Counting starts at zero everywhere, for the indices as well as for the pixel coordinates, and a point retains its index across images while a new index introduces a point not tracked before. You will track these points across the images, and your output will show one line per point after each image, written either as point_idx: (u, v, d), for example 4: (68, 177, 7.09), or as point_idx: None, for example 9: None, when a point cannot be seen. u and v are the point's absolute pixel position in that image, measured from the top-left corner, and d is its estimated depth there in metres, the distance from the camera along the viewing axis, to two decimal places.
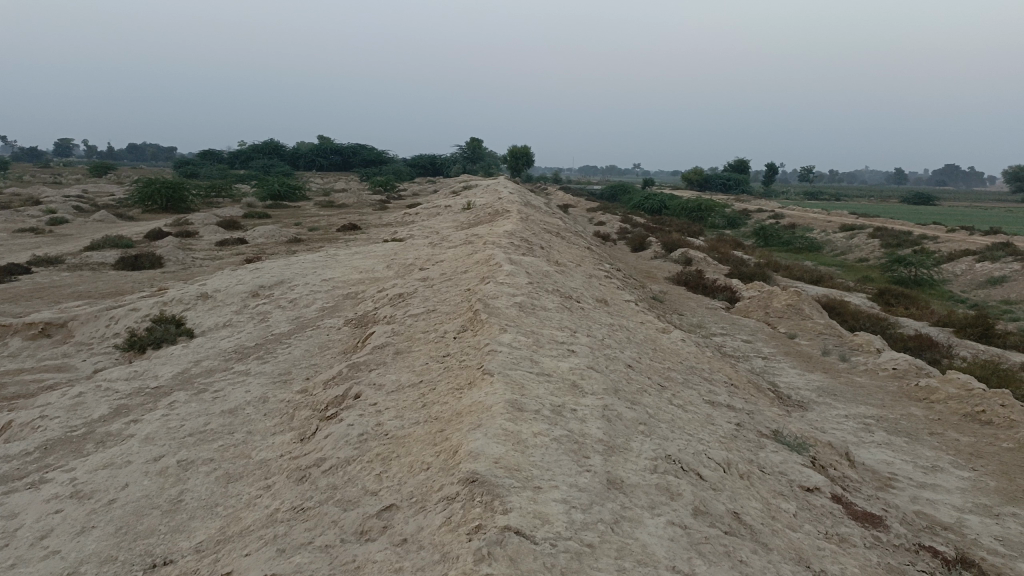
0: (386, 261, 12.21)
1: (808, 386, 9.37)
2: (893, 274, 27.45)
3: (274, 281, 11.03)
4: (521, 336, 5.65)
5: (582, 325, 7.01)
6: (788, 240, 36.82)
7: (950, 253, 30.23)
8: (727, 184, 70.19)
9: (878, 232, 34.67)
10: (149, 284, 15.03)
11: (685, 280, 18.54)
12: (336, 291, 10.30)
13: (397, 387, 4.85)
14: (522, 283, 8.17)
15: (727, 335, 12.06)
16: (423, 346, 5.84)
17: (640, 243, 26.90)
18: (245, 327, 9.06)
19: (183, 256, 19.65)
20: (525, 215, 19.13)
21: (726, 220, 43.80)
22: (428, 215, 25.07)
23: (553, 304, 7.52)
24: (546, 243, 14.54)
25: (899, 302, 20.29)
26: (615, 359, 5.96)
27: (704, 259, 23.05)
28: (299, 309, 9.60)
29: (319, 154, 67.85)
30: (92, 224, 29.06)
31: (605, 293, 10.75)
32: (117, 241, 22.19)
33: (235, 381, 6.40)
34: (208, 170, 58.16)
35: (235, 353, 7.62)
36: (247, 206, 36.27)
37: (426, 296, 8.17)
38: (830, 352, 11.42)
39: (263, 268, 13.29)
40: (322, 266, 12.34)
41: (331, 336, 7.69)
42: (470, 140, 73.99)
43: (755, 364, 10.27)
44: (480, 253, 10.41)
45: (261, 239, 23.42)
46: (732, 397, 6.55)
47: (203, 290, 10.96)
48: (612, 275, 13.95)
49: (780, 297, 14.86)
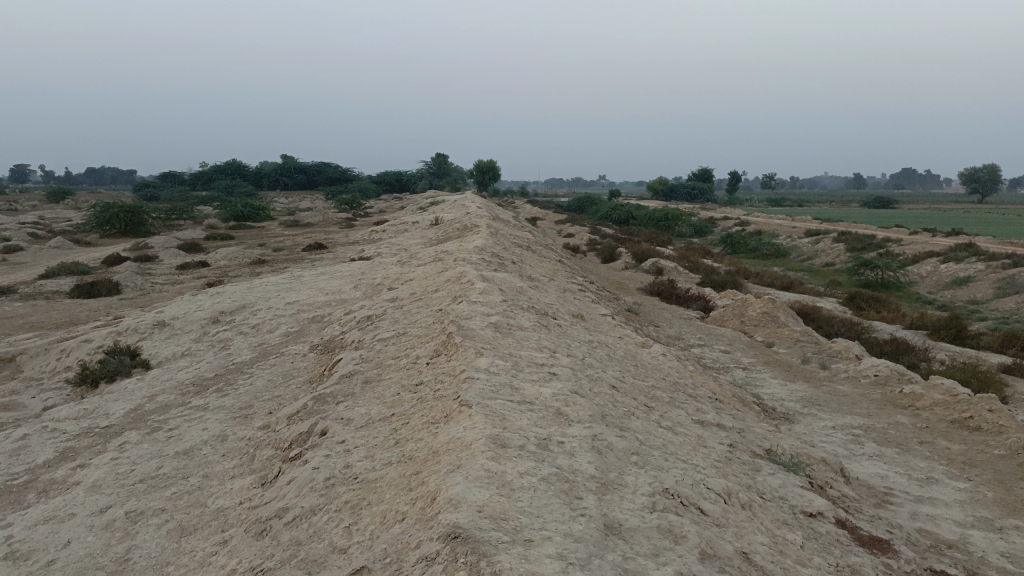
0: (352, 281, 11.80)
1: (792, 397, 9.14)
2: (861, 278, 27.64)
3: (235, 306, 10.54)
4: (498, 360, 5.31)
5: (561, 344, 6.69)
6: (755, 247, 36.99)
7: (915, 255, 30.57)
8: (692, 193, 70.79)
9: (843, 236, 35.00)
10: (106, 312, 14.39)
11: (659, 291, 18.36)
12: (302, 314, 9.86)
13: (366, 421, 4.47)
14: (496, 302, 7.84)
15: (706, 346, 11.84)
16: (393, 374, 5.46)
17: (610, 254, 26.74)
18: (206, 357, 8.58)
19: (142, 282, 18.97)
20: (494, 229, 18.82)
21: (693, 229, 43.94)
22: (396, 232, 24.65)
23: (530, 322, 7.19)
24: (517, 258, 14.25)
25: (869, 305, 20.34)
26: (598, 380, 5.64)
27: (676, 268, 22.94)
28: (262, 335, 9.14)
29: (283, 173, 67.05)
30: (47, 250, 28.15)
31: (581, 308, 10.46)
32: (72, 267, 21.42)
33: (193, 418, 5.95)
34: (169, 192, 57.08)
35: (193, 386, 7.16)
36: (209, 228, 35.54)
37: (396, 318, 7.79)
38: (810, 361, 11.25)
39: (225, 292, 12.77)
40: (286, 288, 11.88)
41: (296, 364, 7.26)
42: (435, 156, 73.72)
43: (737, 375, 10.04)
44: (451, 271, 10.06)
45: (224, 262, 22.80)
46: (720, 415, 6.27)
47: (160, 318, 10.42)
48: (586, 288, 13.70)
49: (755, 305, 14.72)
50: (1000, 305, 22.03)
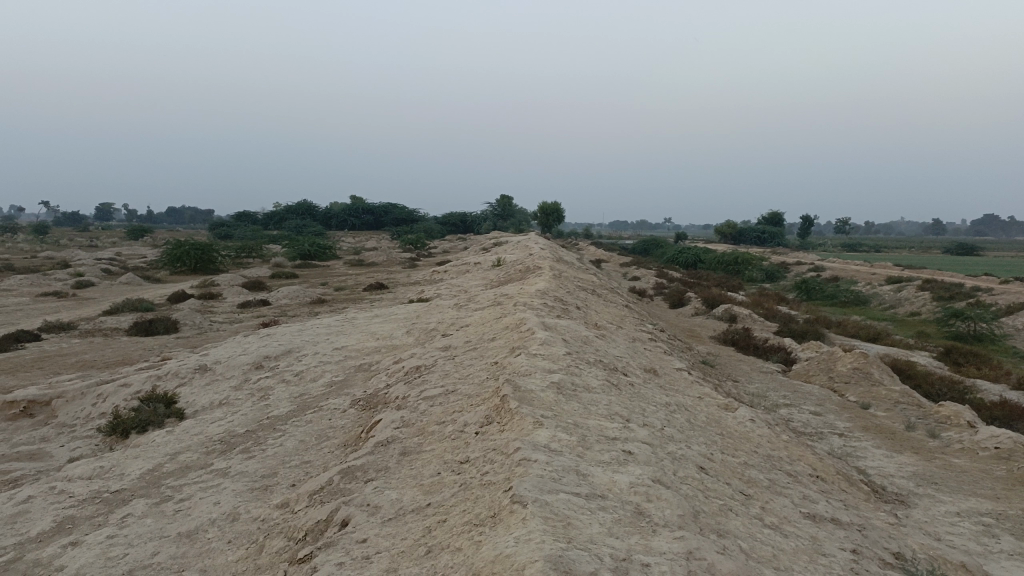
0: (406, 325, 11.06)
1: (901, 473, 7.87)
2: (951, 329, 25.67)
3: (281, 350, 9.88)
4: (562, 433, 4.37)
5: (635, 408, 5.71)
6: (832, 294, 35.11)
7: (1010, 305, 28.34)
8: (761, 237, 68.69)
9: (928, 284, 32.92)
10: (158, 352, 14.00)
11: (733, 340, 17.13)
12: (349, 362, 9.11)
13: (395, 512, 3.58)
14: (559, 354, 6.93)
15: (793, 406, 10.62)
16: (436, 446, 4.57)
17: (678, 299, 25.57)
18: (242, 408, 7.87)
19: (201, 320, 18.74)
20: (558, 271, 17.97)
21: (764, 274, 42.22)
22: (457, 273, 24.02)
23: (598, 381, 6.21)
24: (582, 303, 13.35)
25: (968, 361, 18.57)
26: (683, 460, 4.64)
27: (750, 315, 21.64)
28: (304, 384, 8.41)
29: (351, 213, 68.00)
30: (117, 286, 28.60)
31: (653, 361, 9.44)
32: (136, 304, 21.45)
33: (208, 488, 5.17)
34: (241, 231, 58.40)
35: (219, 444, 6.41)
36: (275, 266, 35.77)
37: (446, 371, 6.93)
38: (916, 428, 9.91)
39: (275, 333, 12.20)
40: (335, 332, 11.22)
41: (333, 421, 6.45)
42: (500, 198, 73.77)
43: (832, 444, 8.82)
44: (510, 317, 9.20)
45: (284, 301, 22.54)
46: (830, 503, 5.16)
47: (203, 361, 9.83)
48: (656, 337, 12.67)
49: (844, 360, 13.41)
50: None
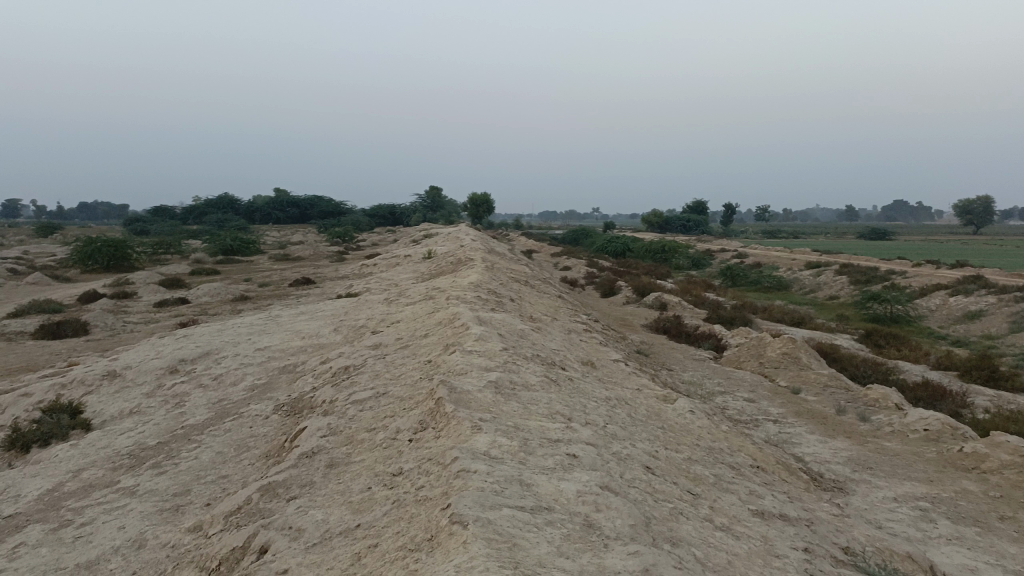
0: (333, 322, 10.59)
1: (837, 459, 7.90)
2: (869, 312, 26.58)
3: (198, 352, 9.28)
4: (503, 438, 4.09)
5: (576, 406, 5.47)
6: (756, 280, 35.93)
7: (922, 287, 29.54)
8: (687, 226, 70.02)
9: (846, 269, 34.06)
10: (64, 356, 13.07)
11: (665, 328, 17.20)
12: (272, 363, 8.61)
13: (322, 536, 3.22)
14: (495, 350, 6.65)
15: (728, 394, 10.63)
16: (367, 457, 4.22)
17: (610, 288, 25.66)
18: (155, 417, 7.30)
19: (114, 320, 17.71)
20: (490, 263, 17.69)
21: (691, 262, 42.97)
22: (387, 266, 23.49)
23: (537, 378, 5.95)
24: (515, 294, 13.11)
25: (887, 343, 19.16)
26: (630, 460, 4.43)
27: (680, 303, 21.84)
28: (224, 388, 7.89)
29: (275, 206, 66.16)
30: (23, 286, 26.91)
31: (590, 353, 9.26)
32: (43, 305, 20.15)
33: (112, 510, 4.67)
34: (159, 226, 56.02)
35: (128, 458, 5.88)
36: (195, 262, 34.33)
37: (376, 371, 6.55)
38: (846, 411, 10.05)
39: (193, 334, 11.52)
40: (258, 331, 10.65)
41: (254, 429, 6.00)
42: (429, 190, 72.99)
43: (769, 431, 8.82)
44: (442, 312, 8.86)
45: (204, 298, 21.58)
46: (776, 497, 5.03)
47: (112, 367, 9.15)
48: (591, 328, 12.54)
49: (774, 345, 13.57)
50: (1019, 340, 20.88)
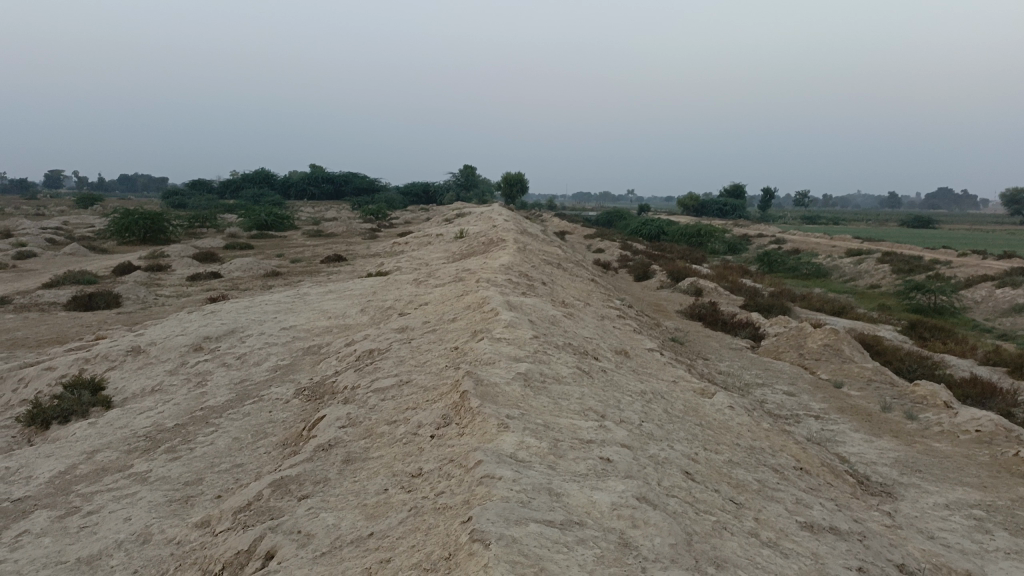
0: (360, 302, 10.36)
1: (883, 460, 7.48)
2: (911, 302, 25.75)
3: (223, 330, 9.11)
4: (531, 437, 3.79)
5: (610, 401, 5.15)
6: (794, 266, 35.10)
7: (967, 278, 28.54)
8: (723, 210, 68.80)
9: (888, 257, 33.06)
10: (94, 329, 13.07)
11: (700, 315, 16.75)
12: (297, 343, 8.40)
13: (331, 545, 2.96)
14: (525, 338, 6.34)
15: (766, 386, 10.22)
16: (386, 453, 3.94)
17: (643, 272, 25.19)
18: (176, 397, 7.13)
19: (147, 294, 17.76)
20: (523, 244, 17.35)
21: (727, 246, 42.15)
22: (418, 245, 23.25)
23: (568, 370, 5.62)
24: (548, 278, 12.79)
25: (932, 336, 18.46)
26: (667, 465, 4.09)
27: (715, 289, 21.33)
28: (247, 368, 7.70)
29: (310, 182, 66.39)
30: (61, 257, 27.22)
31: (624, 342, 8.92)
32: (78, 276, 20.31)
33: (121, 499, 4.47)
34: (195, 199, 56.53)
35: (145, 441, 5.70)
36: (229, 237, 34.47)
37: (401, 357, 6.29)
38: (892, 408, 9.58)
39: (220, 311, 11.40)
40: (285, 309, 10.48)
41: (273, 414, 5.78)
42: (463, 168, 72.59)
43: (810, 428, 8.40)
44: (472, 295, 8.57)
45: (236, 273, 21.56)
46: (824, 507, 4.67)
47: (137, 342, 9.04)
48: (625, 314, 12.18)
49: (815, 336, 13.08)
50: None
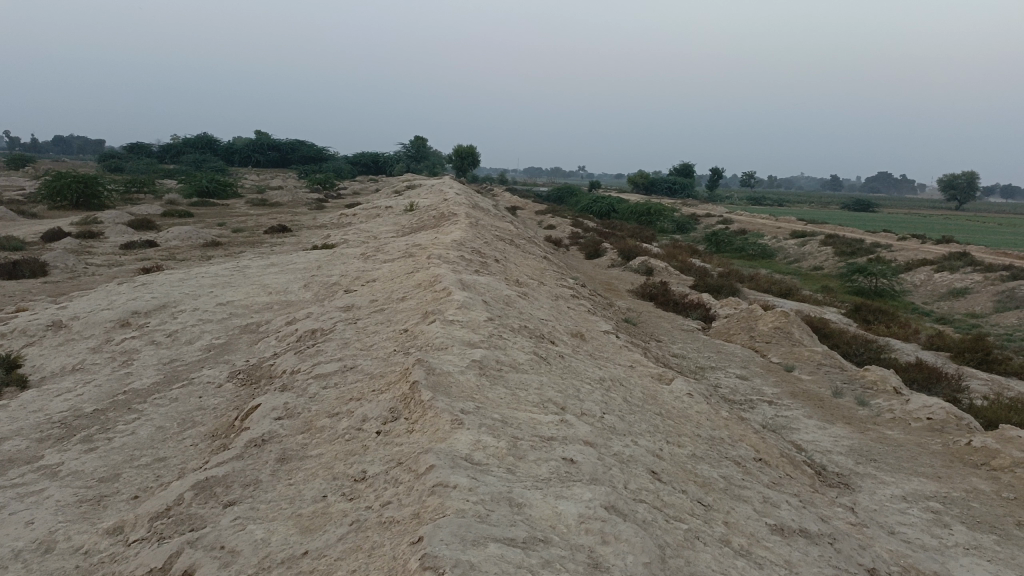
0: (303, 277, 9.83)
1: (838, 449, 7.38)
2: (854, 285, 26.17)
3: (154, 304, 8.51)
4: (488, 436, 3.44)
5: (569, 391, 4.84)
6: (741, 247, 35.44)
7: (907, 262, 29.14)
8: (672, 188, 69.20)
9: (831, 239, 33.60)
10: (16, 299, 12.21)
11: (651, 295, 16.62)
12: (234, 321, 7.88)
13: (257, 566, 2.57)
14: (480, 321, 5.99)
15: (720, 370, 10.09)
16: (326, 451, 3.56)
17: (594, 250, 25.01)
18: (98, 377, 6.58)
19: (75, 261, 16.78)
20: (475, 219, 16.92)
21: (676, 225, 42.38)
22: (366, 217, 22.59)
23: (525, 357, 5.29)
24: (500, 255, 12.42)
25: (876, 319, 18.72)
26: (632, 463, 3.80)
27: (666, 268, 21.26)
28: (178, 348, 7.18)
29: (255, 149, 64.39)
30: None
31: (579, 323, 8.64)
32: (2, 241, 19.09)
33: (25, 497, 3.98)
34: (133, 163, 54.27)
35: (60, 428, 5.18)
36: (168, 203, 33.15)
37: (346, 339, 5.86)
38: (843, 394, 9.54)
39: (153, 283, 10.71)
40: (222, 283, 9.89)
41: (204, 400, 5.32)
42: (414, 140, 71.33)
43: (765, 414, 8.27)
44: (422, 273, 8.15)
45: (174, 243, 20.58)
46: (790, 505, 4.46)
47: (59, 316, 8.38)
48: (578, 293, 11.91)
49: (766, 319, 13.04)
50: (1005, 319, 20.55)
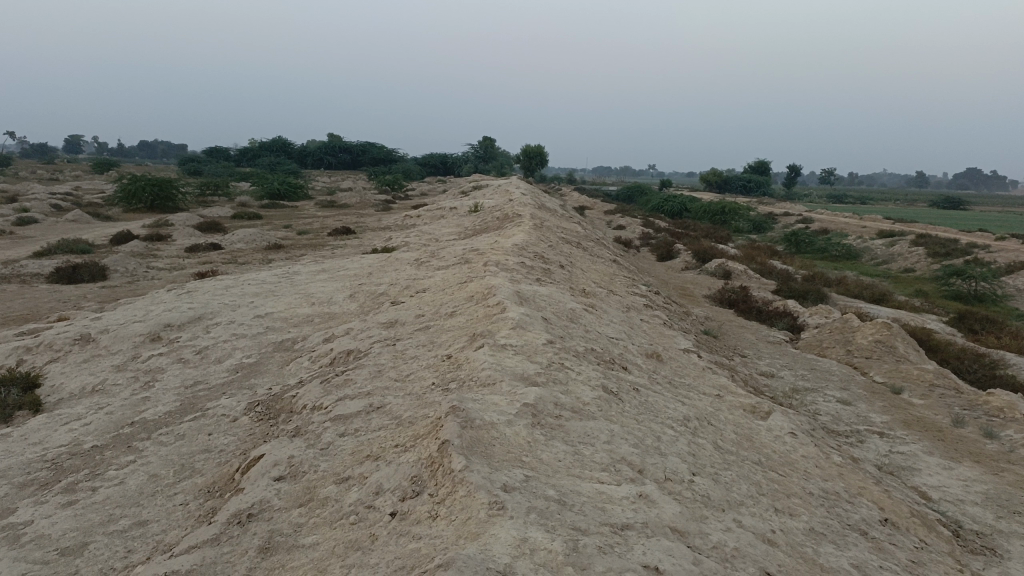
0: (351, 286, 9.05)
1: (972, 498, 6.09)
2: (950, 289, 24.10)
3: (188, 316, 7.85)
4: (539, 533, 2.44)
5: (648, 440, 3.82)
6: (823, 248, 33.43)
7: (1009, 263, 26.76)
8: (747, 187, 66.72)
9: (922, 239, 31.31)
10: (67, 306, 11.85)
11: (730, 302, 15.34)
12: (269, 336, 7.12)
13: None
14: (539, 345, 5.01)
15: (816, 392, 8.85)
16: (320, 541, 2.66)
17: (667, 252, 23.71)
18: (112, 403, 5.87)
19: (136, 265, 16.56)
20: (541, 221, 15.95)
21: (751, 225, 40.46)
22: (430, 219, 21.87)
23: (592, 394, 4.29)
24: (566, 260, 11.44)
25: (981, 328, 16.92)
26: (740, 563, 2.76)
27: (744, 271, 19.85)
28: (205, 368, 6.43)
29: (327, 152, 65.06)
30: (63, 224, 26.13)
31: (655, 340, 7.59)
32: (71, 245, 19.13)
33: None
34: (210, 167, 55.36)
35: (50, 470, 4.45)
36: (240, 206, 33.37)
37: (380, 366, 4.97)
38: (966, 423, 8.17)
39: (199, 291, 10.14)
40: (266, 292, 9.20)
41: (212, 440, 4.50)
42: (482, 140, 70.88)
43: (876, 450, 7.05)
44: (476, 283, 7.23)
45: (238, 245, 20.31)
46: None
47: (90, 329, 7.79)
48: (652, 303, 10.81)
49: (864, 331, 11.64)
50: None
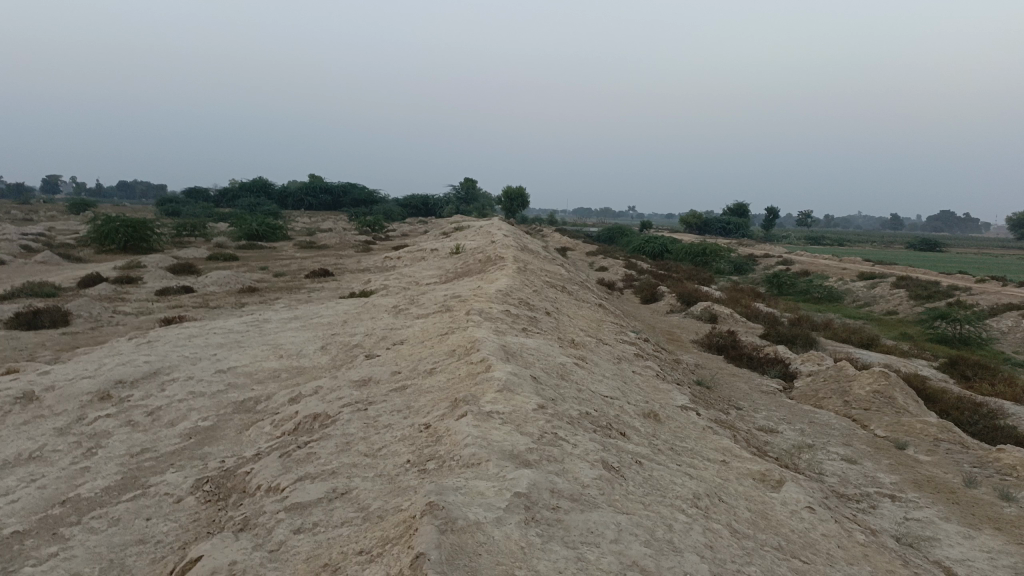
0: (323, 336, 8.45)
1: (1001, 573, 5.54)
2: (935, 332, 23.83)
3: (143, 372, 7.20)
4: None
5: (660, 534, 3.24)
6: (805, 290, 33.24)
7: (992, 305, 26.62)
8: (727, 228, 66.96)
9: (904, 281, 31.21)
10: (21, 355, 11.10)
11: (719, 347, 14.85)
12: (229, 395, 6.49)
13: None
14: (529, 413, 4.44)
15: (818, 449, 8.32)
16: None
17: (651, 295, 23.29)
18: (47, 473, 5.21)
19: (101, 309, 15.80)
20: (524, 264, 15.45)
21: (733, 267, 40.30)
22: (410, 261, 21.32)
23: (591, 473, 3.72)
24: (551, 306, 10.92)
25: (972, 373, 16.55)
26: None
27: (731, 315, 19.45)
28: (155, 432, 5.77)
29: (307, 192, 64.60)
30: (31, 265, 25.29)
31: (650, 396, 7.04)
32: (35, 288, 18.34)
33: None
34: (188, 208, 54.60)
35: None
36: (216, 247, 32.66)
37: (349, 438, 4.36)
38: (980, 483, 7.65)
39: (161, 340, 9.47)
40: (232, 343, 8.56)
41: (150, 529, 3.85)
42: (464, 182, 70.83)
43: (890, 518, 6.50)
44: (457, 335, 6.66)
45: (211, 288, 19.61)
46: None
47: (35, 386, 7.09)
48: (642, 351, 10.27)
49: (861, 381, 11.17)
50: None
